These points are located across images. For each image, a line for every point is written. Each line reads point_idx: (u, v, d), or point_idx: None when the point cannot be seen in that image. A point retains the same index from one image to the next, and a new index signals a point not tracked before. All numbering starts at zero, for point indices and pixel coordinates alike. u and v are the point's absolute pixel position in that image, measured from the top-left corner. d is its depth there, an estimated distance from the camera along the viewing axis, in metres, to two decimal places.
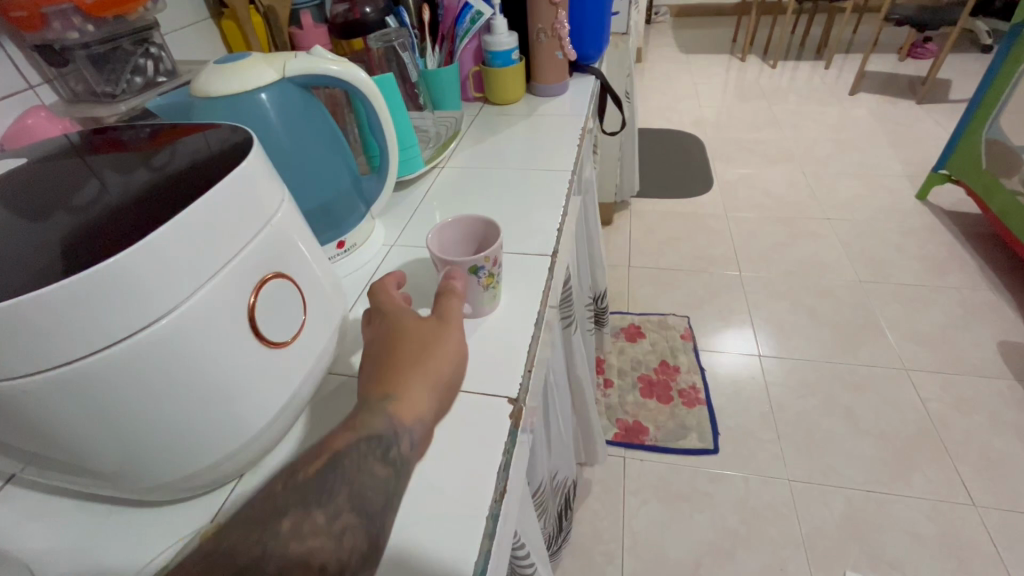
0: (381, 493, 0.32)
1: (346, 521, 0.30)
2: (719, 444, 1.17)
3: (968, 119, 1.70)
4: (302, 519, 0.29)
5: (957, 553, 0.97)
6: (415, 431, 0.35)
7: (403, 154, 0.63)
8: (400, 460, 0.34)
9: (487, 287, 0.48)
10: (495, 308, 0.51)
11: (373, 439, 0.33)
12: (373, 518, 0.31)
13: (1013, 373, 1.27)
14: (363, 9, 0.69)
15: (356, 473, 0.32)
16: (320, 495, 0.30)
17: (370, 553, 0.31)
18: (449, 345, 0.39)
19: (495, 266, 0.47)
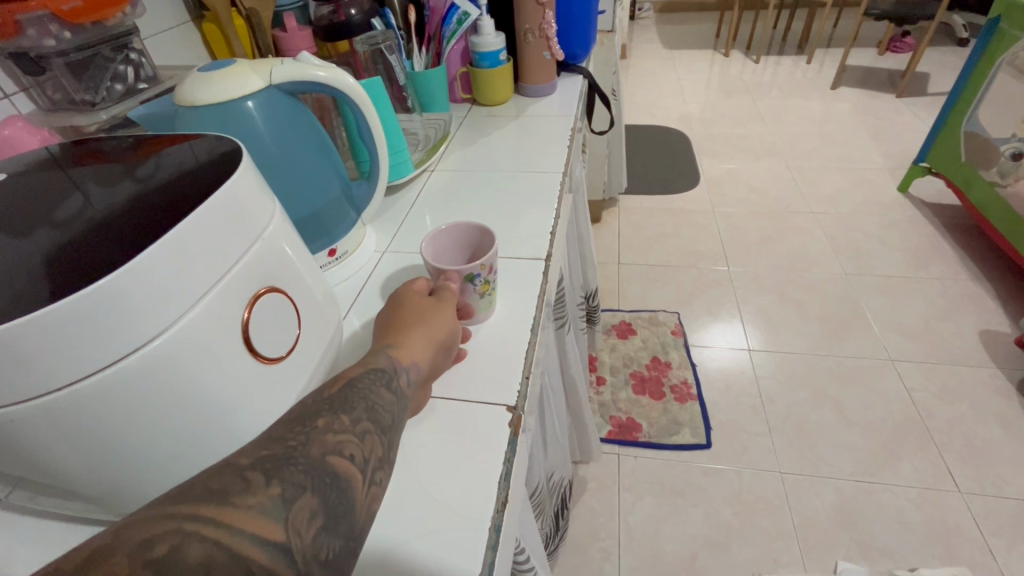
0: (393, 416, 0.33)
1: (368, 426, 0.30)
2: (711, 439, 1.18)
3: (948, 112, 1.73)
4: (329, 419, 0.29)
5: (944, 540, 0.99)
6: (413, 370, 0.37)
7: (393, 158, 0.62)
8: (403, 394, 0.35)
9: (483, 295, 0.48)
10: (492, 314, 0.51)
11: (377, 370, 0.34)
12: (388, 433, 0.31)
13: (993, 360, 1.30)
14: (348, 10, 0.67)
15: (369, 391, 0.32)
16: (345, 403, 0.30)
17: (388, 462, 0.30)
18: (446, 319, 0.42)
19: (490, 274, 0.47)
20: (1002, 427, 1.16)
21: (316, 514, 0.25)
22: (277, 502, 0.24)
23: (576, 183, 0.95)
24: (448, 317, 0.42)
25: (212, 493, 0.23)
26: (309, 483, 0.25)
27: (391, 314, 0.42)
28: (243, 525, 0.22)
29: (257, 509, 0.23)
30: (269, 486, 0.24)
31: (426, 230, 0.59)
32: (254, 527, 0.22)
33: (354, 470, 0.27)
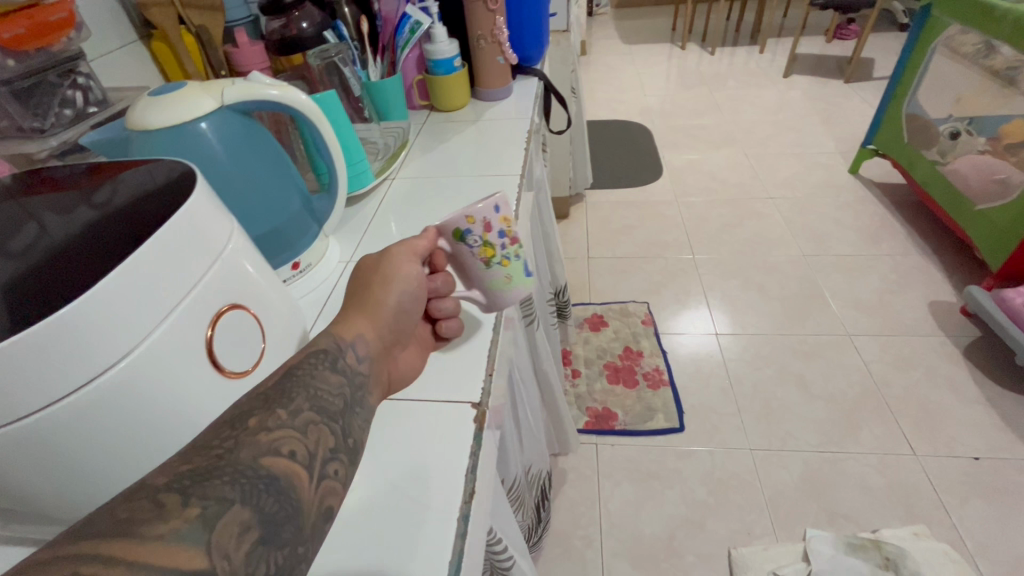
0: (339, 403, 0.34)
1: (312, 416, 0.31)
2: (684, 422, 1.22)
3: (890, 95, 1.82)
4: (263, 416, 0.29)
5: (903, 501, 1.05)
6: (360, 349, 0.38)
7: (352, 169, 0.63)
8: (354, 375, 0.36)
9: (478, 254, 0.46)
10: (516, 291, 0.49)
11: (321, 353, 0.36)
12: (338, 422, 0.32)
13: (941, 329, 1.38)
14: (299, 24, 0.69)
15: (307, 378, 0.33)
16: (280, 397, 0.31)
17: (339, 451, 0.31)
18: (403, 292, 0.44)
19: (483, 228, 0.45)
20: (952, 390, 1.23)
21: (249, 529, 0.25)
22: (195, 527, 0.23)
23: (537, 183, 0.98)
24: (406, 288, 0.44)
25: (120, 524, 0.22)
26: (240, 495, 0.25)
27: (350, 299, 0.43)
28: (151, 559, 0.21)
29: (169, 538, 0.22)
30: (185, 508, 0.23)
31: (387, 240, 0.60)
32: (167, 557, 0.22)
33: (296, 468, 0.28)
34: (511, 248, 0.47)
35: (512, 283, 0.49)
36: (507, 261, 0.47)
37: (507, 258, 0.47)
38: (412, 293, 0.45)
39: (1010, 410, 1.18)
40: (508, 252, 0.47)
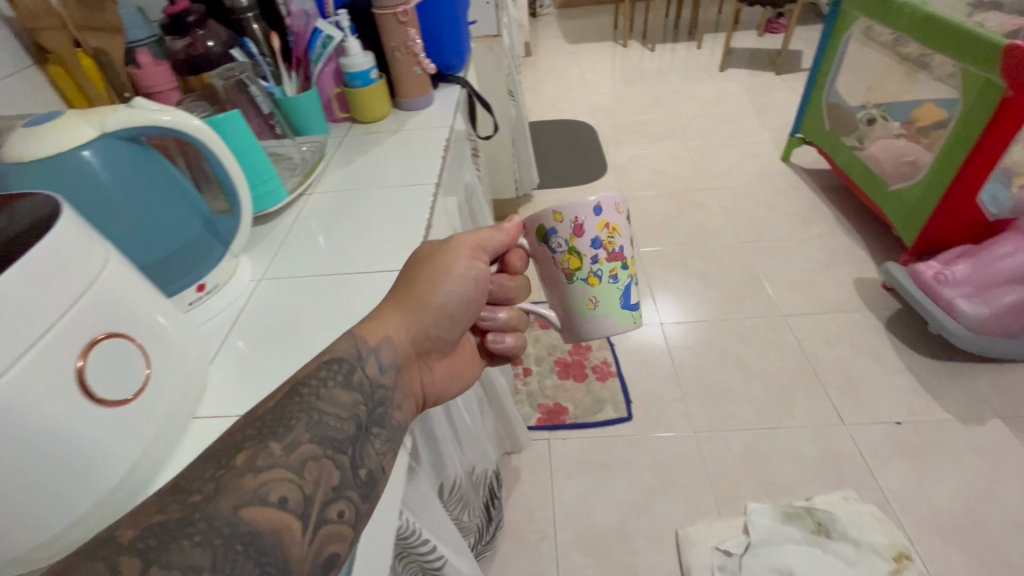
0: (343, 429, 0.40)
1: (311, 452, 0.37)
2: (631, 411, 1.26)
3: (812, 86, 1.92)
4: (258, 451, 0.35)
5: (833, 468, 1.12)
6: (381, 358, 0.45)
7: (261, 187, 0.63)
8: (371, 391, 0.43)
9: (562, 257, 0.53)
10: (591, 306, 0.54)
11: (341, 361, 0.43)
12: (337, 454, 0.38)
13: (865, 304, 1.47)
14: (206, 43, 0.71)
15: (313, 400, 0.40)
16: (275, 431, 0.36)
17: (341, 488, 0.38)
18: (451, 292, 0.51)
19: (573, 231, 0.51)
20: (876, 361, 1.31)
21: None
22: None
23: (467, 188, 0.99)
24: (455, 288, 0.51)
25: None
26: (210, 561, 0.30)
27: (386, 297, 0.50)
28: None
29: None
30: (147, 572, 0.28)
31: (302, 257, 0.61)
32: None
33: (285, 513, 0.34)
34: (600, 261, 0.52)
35: (590, 294, 0.54)
36: (591, 271, 0.53)
37: (594, 266, 0.53)
38: (461, 294, 0.51)
39: (926, 376, 1.26)
40: (593, 262, 0.52)
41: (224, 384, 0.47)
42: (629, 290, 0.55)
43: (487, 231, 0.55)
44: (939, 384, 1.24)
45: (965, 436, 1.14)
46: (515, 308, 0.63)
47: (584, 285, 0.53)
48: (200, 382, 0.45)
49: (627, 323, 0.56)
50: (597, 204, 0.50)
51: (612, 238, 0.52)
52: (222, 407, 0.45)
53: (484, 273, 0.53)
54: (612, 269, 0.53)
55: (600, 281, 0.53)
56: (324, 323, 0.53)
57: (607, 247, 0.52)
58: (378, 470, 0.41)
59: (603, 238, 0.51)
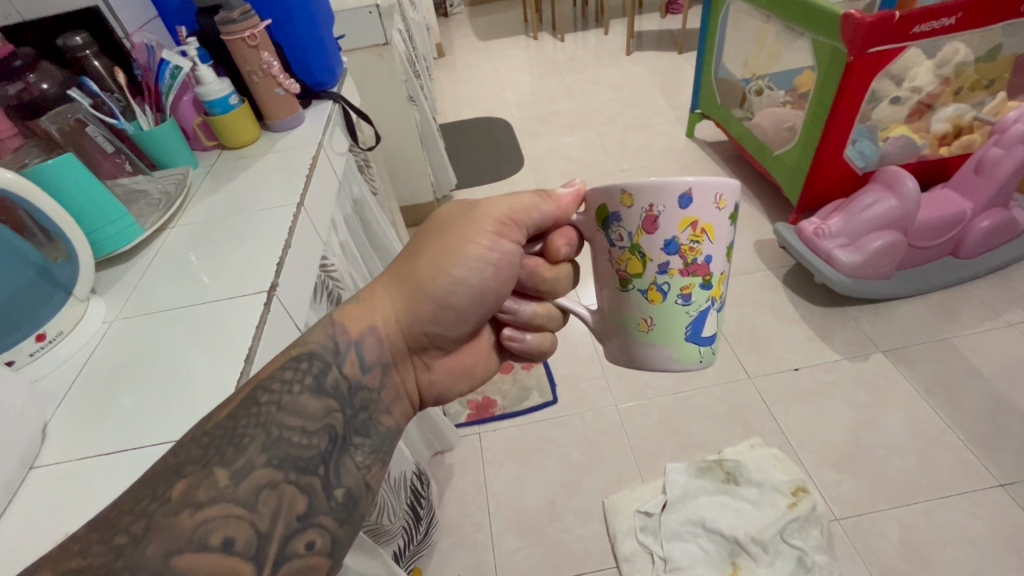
0: (308, 446, 0.45)
1: (267, 480, 0.41)
2: (556, 394, 1.31)
3: (701, 64, 2.03)
4: (201, 480, 0.39)
5: (741, 420, 1.20)
6: (361, 354, 0.53)
7: (111, 227, 0.63)
8: (346, 396, 0.51)
9: (621, 253, 0.50)
10: (642, 309, 0.53)
11: (315, 357, 0.49)
12: (302, 476, 0.44)
13: (765, 263, 1.57)
14: (40, 84, 0.68)
15: (274, 410, 0.45)
16: (223, 455, 0.41)
17: (309, 516, 0.43)
18: (457, 280, 0.54)
19: (643, 224, 0.48)
20: (775, 316, 1.42)
21: None
22: None
23: (357, 200, 1.00)
24: (465, 275, 0.54)
25: None
26: None
27: (385, 277, 0.57)
28: None
29: None
30: None
31: (161, 289, 0.61)
32: None
33: (228, 549, 0.37)
34: (670, 270, 0.50)
35: (646, 312, 0.53)
36: (652, 283, 0.51)
37: (659, 277, 0.50)
38: (471, 283, 0.54)
39: (819, 323, 1.38)
40: (659, 271, 0.50)
41: (67, 430, 0.47)
42: (701, 319, 0.53)
43: (530, 204, 0.55)
44: (828, 329, 1.36)
45: (853, 373, 1.25)
46: (547, 303, 0.64)
47: (642, 296, 0.52)
48: (31, 431, 0.45)
49: (687, 358, 0.55)
50: (686, 196, 0.46)
51: (694, 244, 0.49)
52: (62, 453, 0.46)
53: (508, 257, 0.55)
54: (682, 286, 0.51)
55: (663, 298, 0.52)
56: (181, 354, 0.53)
57: (684, 256, 0.49)
58: (355, 488, 0.48)
59: (681, 241, 0.48)
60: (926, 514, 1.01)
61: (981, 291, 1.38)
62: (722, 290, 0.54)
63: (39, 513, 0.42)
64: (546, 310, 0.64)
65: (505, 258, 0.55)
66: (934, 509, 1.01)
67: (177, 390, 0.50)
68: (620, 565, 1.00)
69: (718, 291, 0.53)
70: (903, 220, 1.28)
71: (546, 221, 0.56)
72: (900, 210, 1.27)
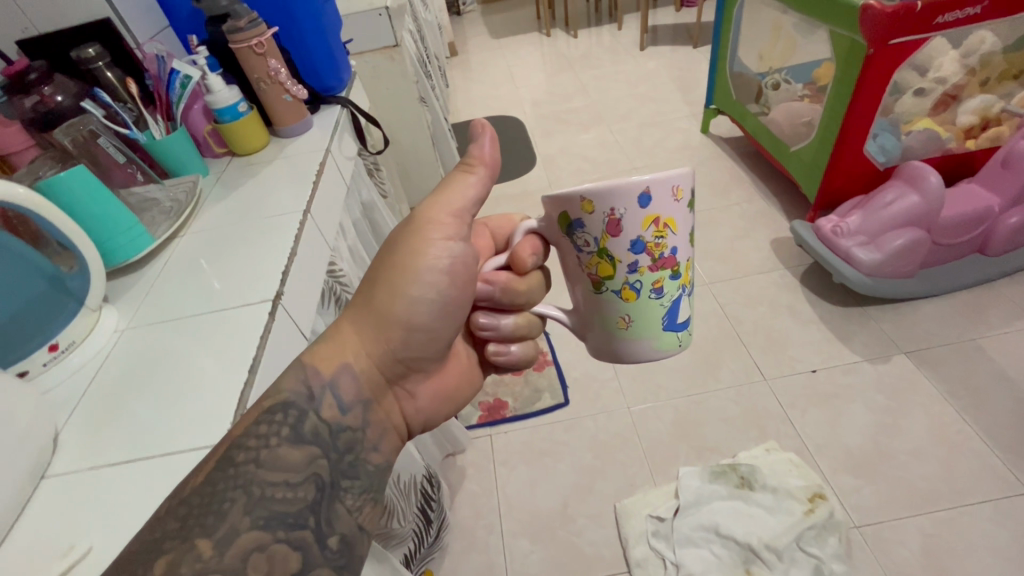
0: (294, 500, 0.45)
1: (253, 545, 0.42)
2: (568, 396, 1.30)
3: (715, 59, 2.00)
4: (185, 554, 0.39)
5: (757, 423, 1.18)
6: (338, 396, 0.52)
7: (124, 236, 0.64)
8: (329, 441, 0.51)
9: (589, 258, 0.53)
10: (616, 305, 0.56)
11: (290, 406, 0.49)
12: (292, 533, 0.44)
13: (782, 263, 1.54)
14: (54, 96, 0.70)
15: (253, 469, 0.44)
16: (203, 527, 0.40)
17: (304, 571, 0.44)
18: (415, 299, 0.54)
19: (607, 228, 0.50)
20: (793, 317, 1.38)
21: None
22: None
23: (365, 204, 1.01)
24: (422, 290, 0.54)
25: None
26: None
27: (351, 312, 0.56)
28: None
29: None
30: None
31: (168, 300, 0.62)
32: None
33: None
34: (640, 269, 0.53)
35: (623, 311, 0.56)
36: (625, 283, 0.54)
37: (631, 276, 0.53)
38: (430, 298, 0.55)
39: (838, 324, 1.34)
40: (630, 271, 0.53)
41: (76, 440, 0.48)
42: (675, 305, 0.57)
43: (460, 184, 0.54)
44: (849, 331, 1.32)
45: (873, 375, 1.22)
46: (526, 312, 0.65)
47: (616, 296, 0.55)
48: (41, 442, 0.46)
49: (667, 346, 0.60)
50: (645, 194, 0.48)
51: (659, 240, 0.51)
52: (72, 463, 0.47)
53: (458, 258, 0.55)
54: (653, 281, 0.55)
55: (637, 295, 0.55)
56: (187, 364, 0.54)
57: (651, 252, 0.52)
58: (349, 533, 0.49)
59: (647, 240, 0.51)
60: (949, 522, 0.98)
61: (1008, 290, 1.33)
62: (691, 275, 0.58)
63: (49, 526, 0.42)
64: (525, 320, 0.65)
65: (459, 261, 0.55)
66: (958, 517, 0.98)
67: (183, 399, 0.51)
68: (632, 569, 0.99)
69: (687, 277, 0.57)
70: (926, 217, 1.25)
71: (486, 189, 0.54)
72: (923, 206, 1.23)
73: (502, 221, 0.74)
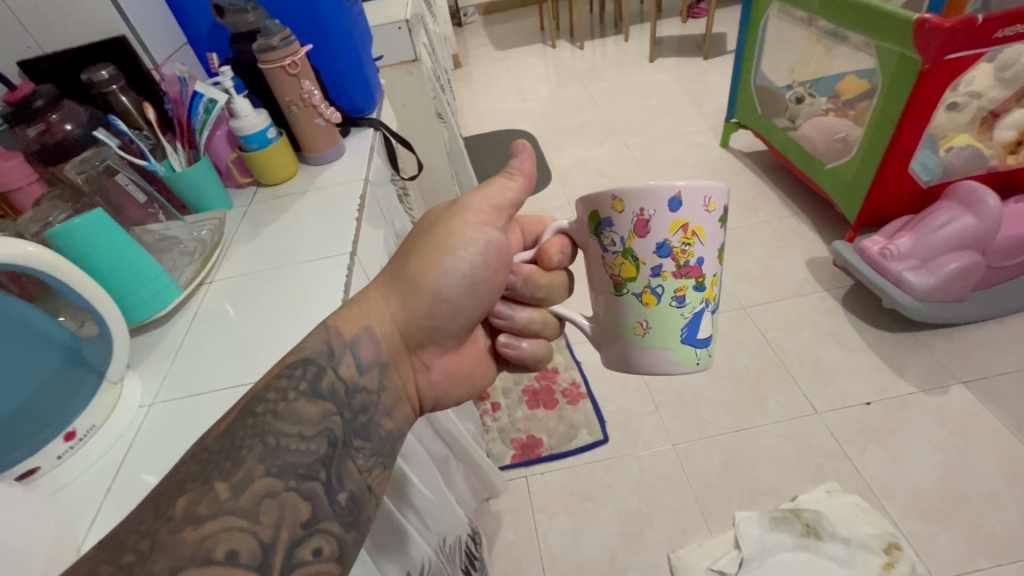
0: (306, 451, 0.42)
1: (268, 490, 0.39)
2: (607, 433, 1.22)
3: (738, 72, 1.94)
4: (203, 496, 0.37)
5: (814, 463, 1.10)
6: (357, 356, 0.48)
7: (148, 289, 0.55)
8: (345, 399, 0.46)
9: (614, 257, 0.47)
10: (633, 310, 0.49)
11: (308, 363, 0.46)
12: (303, 484, 0.41)
13: (820, 284, 1.47)
14: (63, 125, 0.61)
15: (269, 419, 0.42)
16: (220, 473, 0.38)
17: (313, 523, 0.40)
18: (449, 270, 0.49)
19: (634, 228, 0.44)
20: (839, 344, 1.31)
21: None
22: None
23: (398, 235, 0.92)
24: (456, 263, 0.49)
25: None
26: None
27: (386, 275, 0.52)
28: None
29: None
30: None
31: (200, 367, 0.53)
32: None
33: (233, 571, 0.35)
34: (664, 272, 0.46)
35: (640, 316, 0.49)
36: (646, 287, 0.47)
37: (653, 281, 0.46)
38: (462, 272, 0.49)
39: (888, 351, 1.27)
40: (653, 275, 0.46)
41: None
42: (696, 320, 0.49)
43: (499, 185, 0.52)
44: (900, 359, 1.25)
45: (932, 408, 1.15)
46: (543, 309, 0.59)
47: (635, 300, 0.48)
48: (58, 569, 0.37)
49: (684, 361, 0.50)
50: (676, 197, 0.43)
51: (686, 246, 0.45)
52: None
53: (494, 243, 0.50)
54: (676, 287, 0.47)
55: (658, 301, 0.47)
56: None
57: (677, 258, 0.45)
58: (358, 491, 0.44)
59: (673, 244, 0.44)
60: None
61: None
62: (717, 291, 0.50)
63: None
64: (542, 317, 0.59)
65: (496, 246, 0.51)
66: None
67: None
68: None
69: (713, 292, 0.49)
70: (983, 241, 1.19)
71: (523, 199, 0.54)
72: (979, 228, 1.18)
73: (533, 220, 0.64)
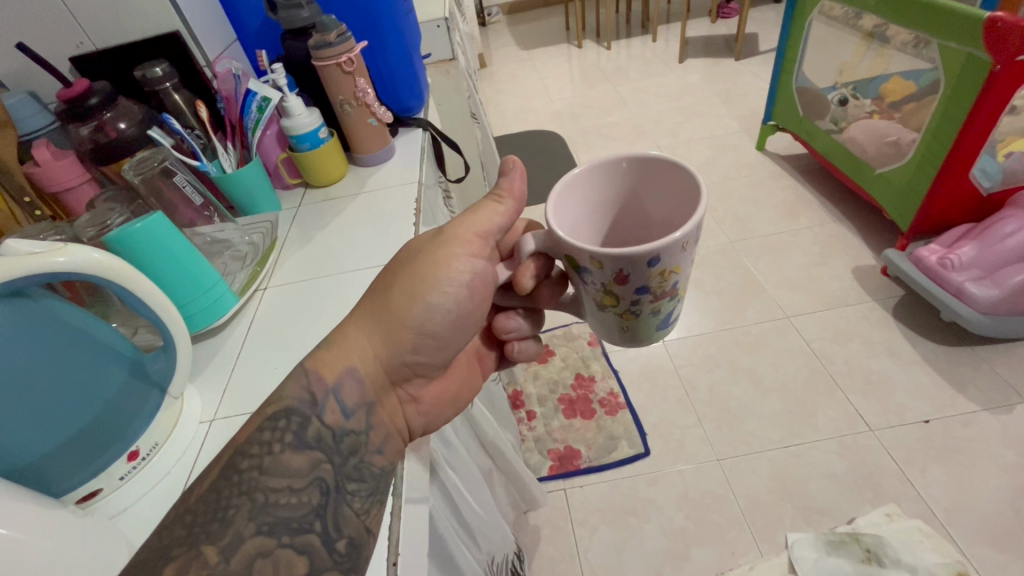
0: (298, 505, 0.37)
1: (259, 547, 0.34)
2: (648, 445, 1.17)
3: (778, 72, 1.88)
4: (190, 562, 0.33)
5: (869, 482, 1.05)
6: (342, 400, 0.42)
7: (206, 297, 0.53)
8: (332, 445, 0.41)
9: (594, 292, 0.41)
10: (615, 327, 0.44)
11: (292, 412, 0.40)
12: (297, 537, 0.36)
13: (869, 294, 1.41)
14: (116, 124, 0.60)
15: (256, 475, 0.37)
16: (205, 536, 0.34)
17: None
18: (433, 306, 0.45)
19: (613, 279, 0.38)
20: (892, 356, 1.25)
21: None
22: None
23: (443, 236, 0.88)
24: (442, 298, 0.45)
25: None
26: None
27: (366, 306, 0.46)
28: None
29: None
30: None
31: (259, 380, 0.50)
32: None
33: None
34: (644, 303, 0.41)
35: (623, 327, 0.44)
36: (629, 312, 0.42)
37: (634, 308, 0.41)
38: (448, 308, 0.45)
39: (946, 366, 1.21)
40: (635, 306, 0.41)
41: None
42: (675, 315, 0.45)
43: (485, 211, 0.46)
44: (959, 375, 1.19)
45: (998, 427, 1.09)
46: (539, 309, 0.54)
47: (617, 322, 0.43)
48: None
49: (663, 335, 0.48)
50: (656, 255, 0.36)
51: (667, 282, 0.39)
52: None
53: (481, 275, 0.46)
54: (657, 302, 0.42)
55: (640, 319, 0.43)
56: None
57: (658, 291, 0.40)
58: (357, 535, 0.39)
59: (654, 287, 0.38)
60: None
61: None
62: None
63: None
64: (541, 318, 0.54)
65: (480, 277, 0.46)
66: None
67: None
68: None
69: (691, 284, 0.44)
70: None
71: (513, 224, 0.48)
72: None
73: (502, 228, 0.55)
